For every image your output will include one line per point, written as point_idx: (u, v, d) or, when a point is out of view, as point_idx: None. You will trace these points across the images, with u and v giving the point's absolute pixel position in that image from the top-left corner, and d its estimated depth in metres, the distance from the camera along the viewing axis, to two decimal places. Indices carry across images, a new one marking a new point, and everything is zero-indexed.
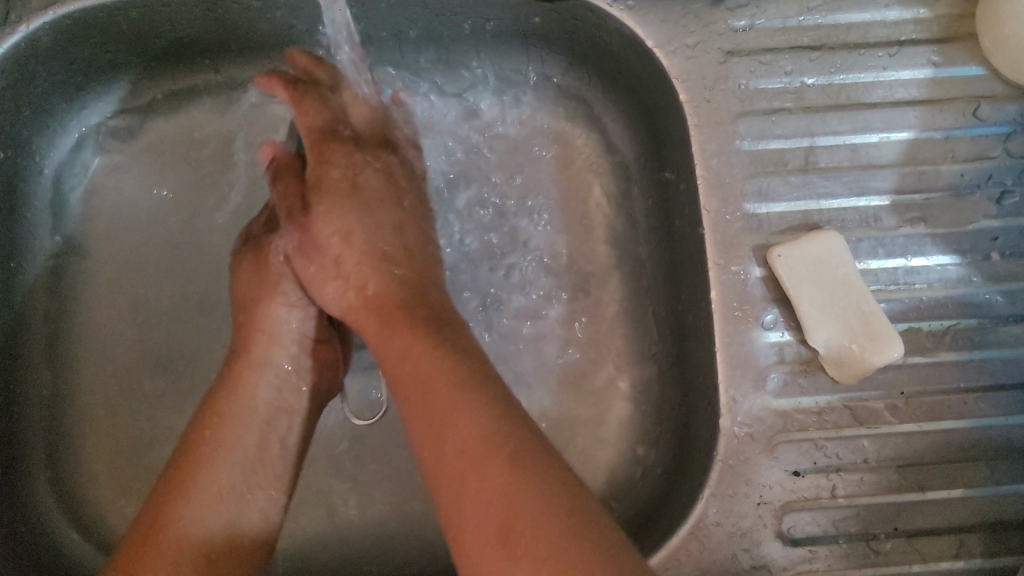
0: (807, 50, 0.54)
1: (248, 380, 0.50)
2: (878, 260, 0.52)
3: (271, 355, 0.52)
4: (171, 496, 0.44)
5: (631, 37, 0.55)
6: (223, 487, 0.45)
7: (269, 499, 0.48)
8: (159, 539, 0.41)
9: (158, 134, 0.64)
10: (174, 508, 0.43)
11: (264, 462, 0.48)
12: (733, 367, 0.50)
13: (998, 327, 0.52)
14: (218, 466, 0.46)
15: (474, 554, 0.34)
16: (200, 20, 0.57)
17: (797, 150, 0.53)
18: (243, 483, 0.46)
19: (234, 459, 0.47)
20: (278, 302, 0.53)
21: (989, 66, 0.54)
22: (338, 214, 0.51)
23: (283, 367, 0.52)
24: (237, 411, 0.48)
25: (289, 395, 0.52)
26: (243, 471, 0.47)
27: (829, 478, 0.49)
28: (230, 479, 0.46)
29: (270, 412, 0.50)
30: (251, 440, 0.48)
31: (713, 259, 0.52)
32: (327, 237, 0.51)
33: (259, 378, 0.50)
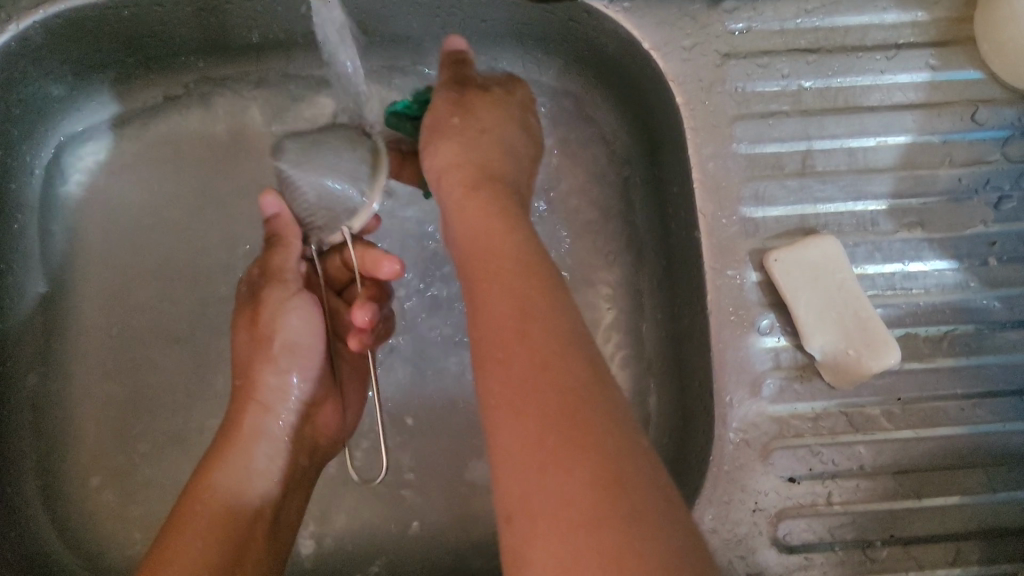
0: (804, 52, 0.53)
1: (246, 446, 0.50)
2: (876, 265, 0.52)
3: (264, 423, 0.52)
4: (174, 538, 0.45)
5: (629, 39, 0.54)
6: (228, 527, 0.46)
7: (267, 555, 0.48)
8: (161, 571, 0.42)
9: (150, 136, 0.63)
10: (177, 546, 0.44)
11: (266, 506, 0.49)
12: (728, 373, 0.50)
13: (996, 332, 0.51)
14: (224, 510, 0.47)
15: (515, 486, 0.33)
16: (192, 20, 0.56)
17: (794, 154, 0.52)
18: (243, 535, 0.47)
19: (234, 513, 0.47)
20: (272, 369, 0.53)
21: (987, 70, 0.54)
22: (502, 124, 0.53)
23: (274, 432, 0.52)
24: (244, 455, 0.50)
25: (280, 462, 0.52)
26: (243, 524, 0.47)
27: (825, 484, 0.49)
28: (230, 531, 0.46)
29: (266, 476, 0.50)
30: (250, 497, 0.48)
31: (709, 263, 0.51)
32: (480, 122, 0.51)
33: (255, 447, 0.50)
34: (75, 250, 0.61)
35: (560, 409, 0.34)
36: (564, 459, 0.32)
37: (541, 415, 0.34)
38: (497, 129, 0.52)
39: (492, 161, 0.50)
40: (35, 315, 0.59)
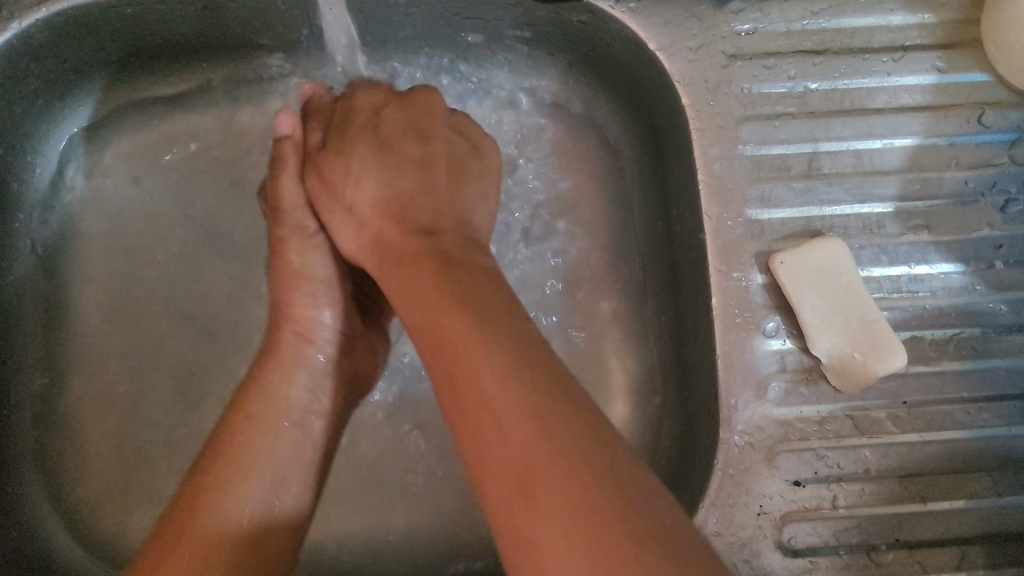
0: (810, 54, 0.53)
1: (283, 382, 0.49)
2: (882, 268, 0.51)
3: (306, 354, 0.51)
4: (206, 487, 0.42)
5: (634, 39, 0.54)
6: (249, 499, 0.43)
7: (299, 496, 0.47)
8: (191, 531, 0.40)
9: (153, 135, 0.63)
10: (209, 499, 0.42)
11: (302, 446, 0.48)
12: (733, 375, 0.50)
13: (1002, 336, 0.51)
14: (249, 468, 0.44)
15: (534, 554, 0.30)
16: (196, 19, 0.56)
17: (800, 156, 0.52)
18: (278, 479, 0.45)
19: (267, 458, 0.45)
20: (308, 304, 0.53)
21: (994, 73, 0.53)
22: (362, 161, 0.49)
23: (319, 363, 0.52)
24: (281, 390, 0.49)
25: (323, 397, 0.51)
26: (278, 466, 0.45)
27: (830, 488, 0.49)
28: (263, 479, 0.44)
29: (304, 414, 0.49)
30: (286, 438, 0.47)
31: (714, 265, 0.51)
32: (342, 182, 0.50)
33: (293, 379, 0.50)
34: (76, 248, 0.60)
35: (537, 422, 0.32)
36: (546, 470, 0.31)
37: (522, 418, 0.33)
38: (367, 167, 0.49)
39: (377, 207, 0.47)
40: (35, 314, 0.58)
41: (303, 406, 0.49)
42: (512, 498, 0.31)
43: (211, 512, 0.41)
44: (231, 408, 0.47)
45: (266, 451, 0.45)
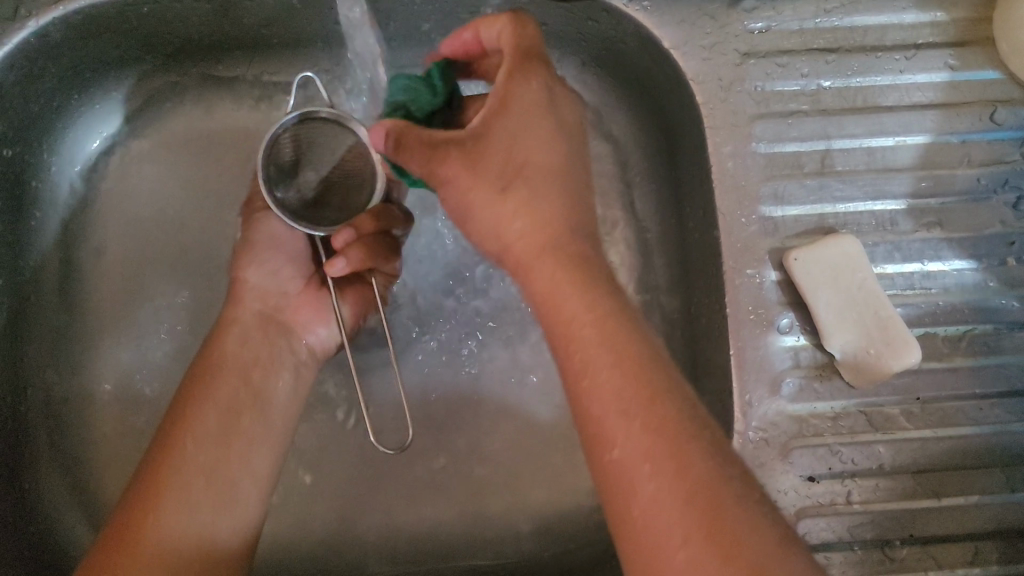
0: (823, 52, 0.54)
1: (221, 341, 0.52)
2: (895, 265, 0.52)
3: (239, 313, 0.54)
4: (164, 455, 0.46)
5: (648, 37, 0.54)
6: (186, 511, 0.44)
7: (259, 452, 0.49)
8: (156, 497, 0.44)
9: (165, 134, 0.63)
10: (166, 468, 0.45)
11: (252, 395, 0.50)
12: (748, 372, 0.50)
13: (1014, 332, 0.51)
14: (196, 430, 0.47)
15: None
16: (211, 17, 0.57)
17: (814, 153, 0.52)
18: (229, 435, 0.48)
19: (214, 415, 0.48)
20: (246, 265, 0.56)
21: (1006, 70, 0.54)
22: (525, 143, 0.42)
23: (249, 320, 0.54)
24: (220, 350, 0.51)
25: (257, 348, 0.53)
26: (225, 423, 0.48)
27: (844, 483, 0.49)
28: (211, 437, 0.47)
29: (245, 366, 0.51)
30: (229, 393, 0.49)
31: (728, 262, 0.51)
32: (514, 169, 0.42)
33: (228, 337, 0.52)
34: (90, 246, 0.61)
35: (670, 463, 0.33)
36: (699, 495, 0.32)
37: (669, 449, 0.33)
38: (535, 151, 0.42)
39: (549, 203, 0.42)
40: (49, 312, 0.59)
41: (242, 360, 0.51)
42: (655, 519, 0.32)
43: (149, 528, 0.42)
44: (172, 418, 0.48)
45: (211, 409, 0.48)
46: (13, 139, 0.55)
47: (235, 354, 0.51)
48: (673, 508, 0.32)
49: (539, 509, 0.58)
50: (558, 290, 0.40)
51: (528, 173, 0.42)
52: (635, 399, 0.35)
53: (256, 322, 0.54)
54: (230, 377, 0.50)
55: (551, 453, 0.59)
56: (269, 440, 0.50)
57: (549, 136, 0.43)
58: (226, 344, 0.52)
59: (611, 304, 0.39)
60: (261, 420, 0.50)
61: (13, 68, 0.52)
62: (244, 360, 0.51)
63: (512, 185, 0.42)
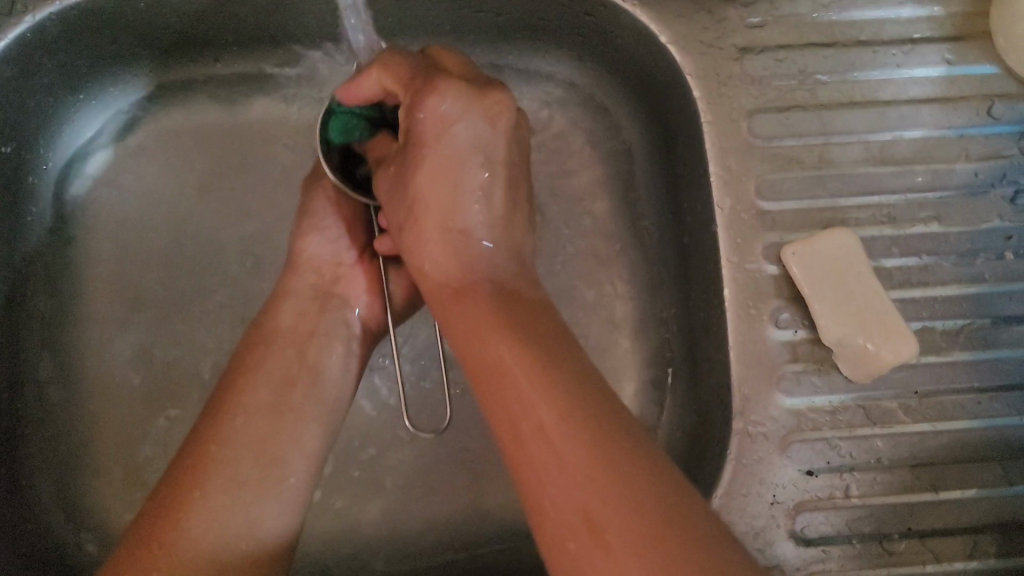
0: (821, 47, 0.54)
1: (277, 309, 0.54)
2: (893, 259, 0.52)
3: (292, 284, 0.55)
4: (214, 420, 0.47)
5: (645, 32, 0.54)
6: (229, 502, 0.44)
7: (308, 426, 0.49)
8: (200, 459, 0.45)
9: (162, 131, 0.63)
10: (212, 432, 0.46)
11: (305, 365, 0.51)
12: (746, 366, 0.50)
13: (1011, 326, 0.51)
14: (246, 395, 0.48)
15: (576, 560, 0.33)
16: (208, 12, 0.57)
17: (811, 148, 0.52)
18: (276, 404, 0.49)
19: (262, 383, 0.49)
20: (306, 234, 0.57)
21: (1003, 64, 0.54)
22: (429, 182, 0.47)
23: (301, 294, 0.55)
24: (277, 316, 0.53)
25: (309, 320, 0.54)
26: (273, 391, 0.49)
27: (843, 477, 0.49)
28: (259, 403, 0.48)
29: (296, 337, 0.52)
30: (279, 363, 0.50)
31: (727, 257, 0.51)
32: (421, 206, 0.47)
33: (280, 306, 0.54)
34: (87, 242, 0.61)
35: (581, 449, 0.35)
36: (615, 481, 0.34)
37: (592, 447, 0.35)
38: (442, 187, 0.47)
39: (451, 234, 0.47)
40: (47, 308, 0.59)
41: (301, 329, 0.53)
42: (561, 499, 0.35)
43: (191, 523, 0.42)
44: (211, 414, 0.48)
45: (261, 375, 0.49)
46: (10, 135, 0.55)
47: (287, 344, 0.52)
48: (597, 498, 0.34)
49: None
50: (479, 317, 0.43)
51: (439, 189, 0.47)
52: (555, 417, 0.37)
53: (308, 297, 0.55)
54: (275, 371, 0.50)
55: None
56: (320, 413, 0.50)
57: (447, 143, 0.46)
58: (279, 336, 0.52)
59: (516, 327, 0.42)
60: (309, 417, 0.50)
61: (8, 64, 0.52)
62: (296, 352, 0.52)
63: (433, 195, 0.47)
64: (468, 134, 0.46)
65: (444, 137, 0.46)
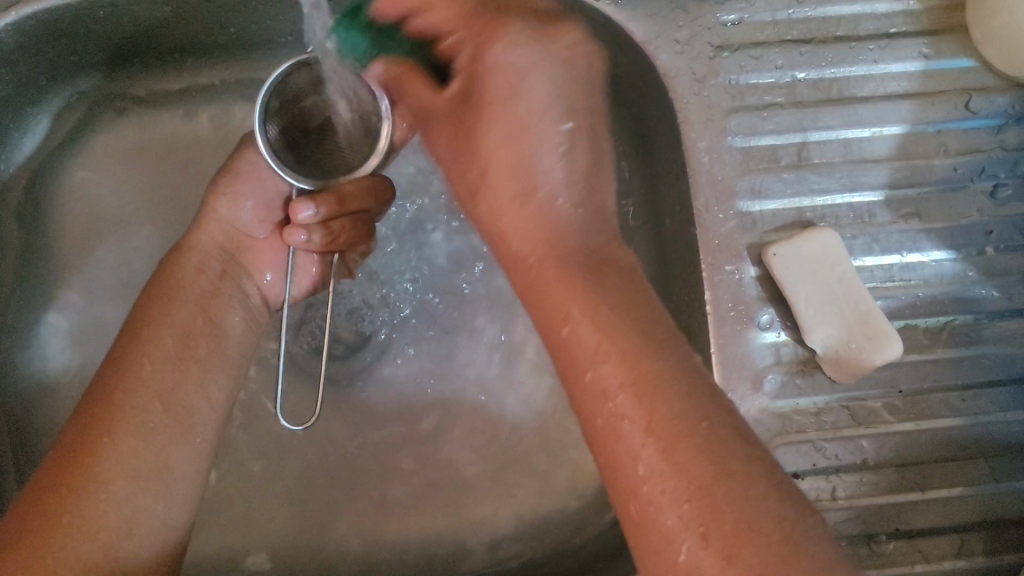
0: (797, 43, 0.53)
1: (182, 263, 0.51)
2: (874, 257, 0.51)
3: (205, 237, 0.52)
4: (115, 375, 0.45)
5: (620, 32, 0.54)
6: (113, 499, 0.41)
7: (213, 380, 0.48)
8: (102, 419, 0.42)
9: (131, 138, 0.62)
10: (112, 388, 0.44)
11: (211, 317, 0.49)
12: (729, 369, 0.49)
13: (994, 322, 0.51)
14: (146, 342, 0.46)
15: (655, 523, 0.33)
16: (169, 19, 0.56)
17: (790, 146, 0.52)
18: (177, 358, 0.46)
19: (169, 332, 0.47)
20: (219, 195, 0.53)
21: (979, 57, 0.53)
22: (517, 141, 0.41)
23: (212, 252, 0.52)
24: (179, 272, 0.50)
25: (212, 279, 0.51)
26: (176, 343, 0.47)
27: (829, 479, 0.49)
28: (161, 353, 0.46)
29: (207, 295, 0.50)
30: (186, 316, 0.48)
31: (705, 259, 0.51)
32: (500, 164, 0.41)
33: (188, 260, 0.51)
34: (57, 254, 0.59)
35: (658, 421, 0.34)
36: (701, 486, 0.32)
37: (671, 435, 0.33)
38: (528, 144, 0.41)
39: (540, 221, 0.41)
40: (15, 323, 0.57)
41: (208, 288, 0.50)
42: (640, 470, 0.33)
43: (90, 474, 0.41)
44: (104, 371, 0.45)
45: (167, 320, 0.47)
46: None
47: (179, 325, 0.47)
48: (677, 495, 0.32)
49: (521, 513, 0.58)
50: (545, 283, 0.39)
51: (526, 147, 0.41)
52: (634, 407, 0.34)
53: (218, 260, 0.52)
54: (164, 349, 0.46)
55: (531, 456, 0.59)
56: (223, 365, 0.48)
57: (543, 102, 0.41)
58: (166, 319, 0.47)
59: (597, 292, 0.38)
60: (212, 370, 0.48)
61: None
62: (187, 337, 0.47)
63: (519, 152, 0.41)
64: (565, 79, 0.41)
65: (519, 66, 0.40)
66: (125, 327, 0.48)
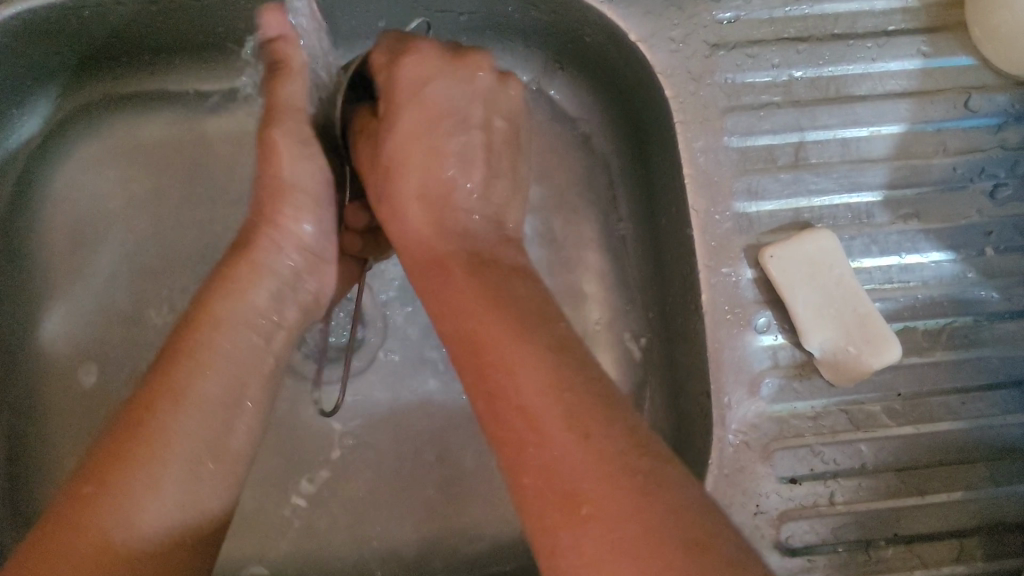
0: (794, 42, 0.52)
1: (246, 280, 0.45)
2: (872, 258, 0.50)
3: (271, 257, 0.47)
4: (157, 401, 0.39)
5: (614, 31, 0.53)
6: (147, 523, 0.36)
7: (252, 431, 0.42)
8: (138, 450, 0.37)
9: (117, 138, 0.61)
10: (156, 416, 0.38)
11: (260, 357, 0.44)
12: (727, 372, 0.49)
13: (993, 324, 0.50)
14: (199, 371, 0.40)
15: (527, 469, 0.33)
16: (156, 18, 0.55)
17: (787, 146, 0.51)
18: (227, 396, 0.41)
19: (220, 367, 0.42)
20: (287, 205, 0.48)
21: (979, 55, 0.52)
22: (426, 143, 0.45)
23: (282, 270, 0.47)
24: (244, 289, 0.45)
25: (284, 307, 0.47)
26: (228, 382, 0.42)
27: (826, 484, 0.48)
28: (213, 387, 0.41)
29: (266, 324, 0.45)
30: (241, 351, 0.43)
31: (702, 261, 0.50)
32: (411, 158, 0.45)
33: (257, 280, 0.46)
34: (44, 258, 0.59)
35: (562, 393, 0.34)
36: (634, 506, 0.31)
37: (591, 444, 0.33)
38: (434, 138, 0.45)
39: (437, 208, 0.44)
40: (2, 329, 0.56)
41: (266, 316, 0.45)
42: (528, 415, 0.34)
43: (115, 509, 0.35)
44: (145, 387, 0.40)
45: (219, 350, 0.42)
46: None
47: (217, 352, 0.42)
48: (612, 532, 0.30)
49: (516, 518, 0.57)
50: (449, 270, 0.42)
51: (431, 141, 0.45)
52: (554, 414, 0.34)
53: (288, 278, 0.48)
54: (216, 388, 0.41)
55: None
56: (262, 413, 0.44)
57: (450, 106, 0.46)
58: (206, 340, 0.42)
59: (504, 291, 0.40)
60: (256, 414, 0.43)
61: None
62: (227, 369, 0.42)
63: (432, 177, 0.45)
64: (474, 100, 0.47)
65: (449, 96, 0.46)
66: (168, 345, 0.42)
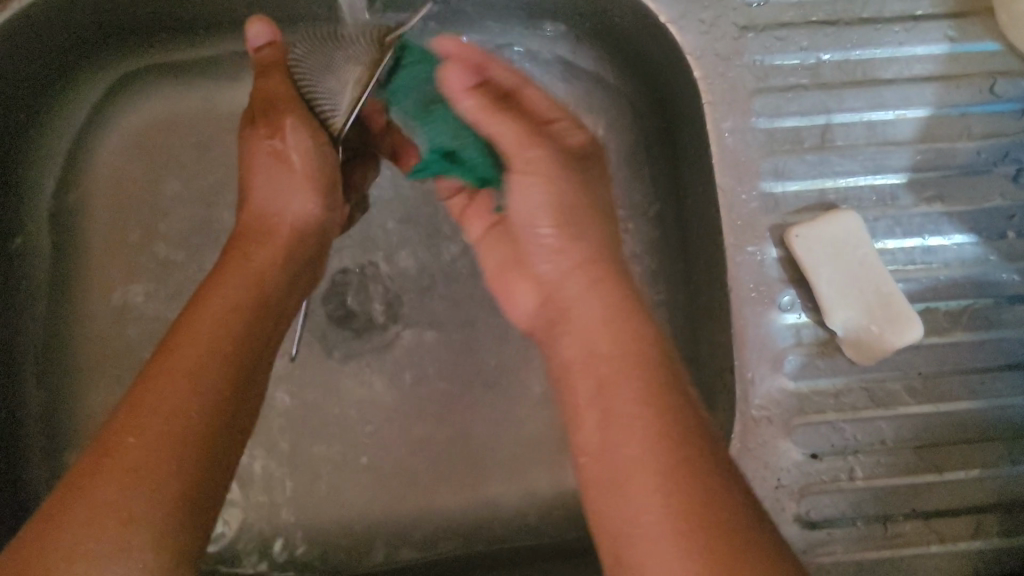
0: (822, 25, 0.53)
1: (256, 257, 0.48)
2: (896, 240, 0.51)
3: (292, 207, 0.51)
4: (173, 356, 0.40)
5: (644, 12, 0.53)
6: (163, 476, 0.35)
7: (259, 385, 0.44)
8: (157, 398, 0.38)
9: (141, 118, 0.62)
10: (170, 372, 0.39)
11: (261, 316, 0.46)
12: (751, 349, 0.50)
13: (1014, 305, 0.51)
14: (204, 331, 0.42)
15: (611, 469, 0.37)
16: None
17: (813, 128, 0.52)
18: (236, 354, 0.42)
19: (228, 329, 0.43)
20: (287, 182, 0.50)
21: (1005, 40, 0.53)
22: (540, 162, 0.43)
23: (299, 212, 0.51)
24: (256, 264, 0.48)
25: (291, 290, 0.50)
26: (235, 338, 0.43)
27: (846, 459, 0.49)
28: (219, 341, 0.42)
29: (268, 278, 0.48)
30: (239, 311, 0.44)
31: (728, 239, 0.51)
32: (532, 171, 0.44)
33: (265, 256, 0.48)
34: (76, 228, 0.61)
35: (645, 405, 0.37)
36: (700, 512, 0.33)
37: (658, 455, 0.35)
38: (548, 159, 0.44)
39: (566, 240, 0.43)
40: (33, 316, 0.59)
41: (270, 280, 0.48)
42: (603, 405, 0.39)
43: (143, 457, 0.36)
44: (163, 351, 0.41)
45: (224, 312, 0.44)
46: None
47: (221, 313, 0.44)
48: (655, 508, 0.34)
49: (538, 492, 0.60)
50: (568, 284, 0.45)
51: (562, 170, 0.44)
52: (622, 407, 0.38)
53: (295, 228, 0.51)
54: (224, 346, 0.42)
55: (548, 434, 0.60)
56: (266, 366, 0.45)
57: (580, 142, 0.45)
58: (189, 335, 0.41)
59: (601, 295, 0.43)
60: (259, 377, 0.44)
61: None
62: (233, 340, 0.43)
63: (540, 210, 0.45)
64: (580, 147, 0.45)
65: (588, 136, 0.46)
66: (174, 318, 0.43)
